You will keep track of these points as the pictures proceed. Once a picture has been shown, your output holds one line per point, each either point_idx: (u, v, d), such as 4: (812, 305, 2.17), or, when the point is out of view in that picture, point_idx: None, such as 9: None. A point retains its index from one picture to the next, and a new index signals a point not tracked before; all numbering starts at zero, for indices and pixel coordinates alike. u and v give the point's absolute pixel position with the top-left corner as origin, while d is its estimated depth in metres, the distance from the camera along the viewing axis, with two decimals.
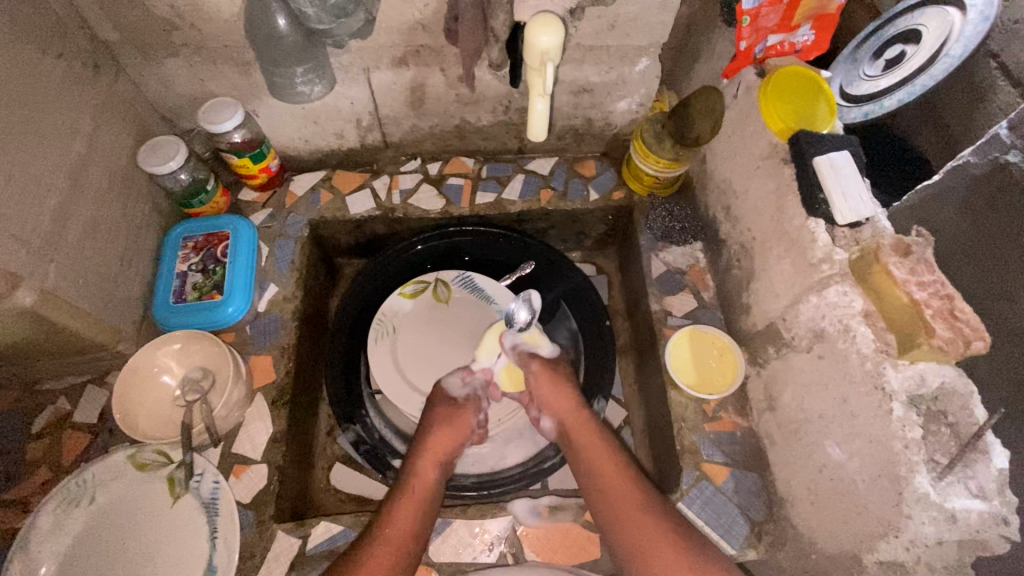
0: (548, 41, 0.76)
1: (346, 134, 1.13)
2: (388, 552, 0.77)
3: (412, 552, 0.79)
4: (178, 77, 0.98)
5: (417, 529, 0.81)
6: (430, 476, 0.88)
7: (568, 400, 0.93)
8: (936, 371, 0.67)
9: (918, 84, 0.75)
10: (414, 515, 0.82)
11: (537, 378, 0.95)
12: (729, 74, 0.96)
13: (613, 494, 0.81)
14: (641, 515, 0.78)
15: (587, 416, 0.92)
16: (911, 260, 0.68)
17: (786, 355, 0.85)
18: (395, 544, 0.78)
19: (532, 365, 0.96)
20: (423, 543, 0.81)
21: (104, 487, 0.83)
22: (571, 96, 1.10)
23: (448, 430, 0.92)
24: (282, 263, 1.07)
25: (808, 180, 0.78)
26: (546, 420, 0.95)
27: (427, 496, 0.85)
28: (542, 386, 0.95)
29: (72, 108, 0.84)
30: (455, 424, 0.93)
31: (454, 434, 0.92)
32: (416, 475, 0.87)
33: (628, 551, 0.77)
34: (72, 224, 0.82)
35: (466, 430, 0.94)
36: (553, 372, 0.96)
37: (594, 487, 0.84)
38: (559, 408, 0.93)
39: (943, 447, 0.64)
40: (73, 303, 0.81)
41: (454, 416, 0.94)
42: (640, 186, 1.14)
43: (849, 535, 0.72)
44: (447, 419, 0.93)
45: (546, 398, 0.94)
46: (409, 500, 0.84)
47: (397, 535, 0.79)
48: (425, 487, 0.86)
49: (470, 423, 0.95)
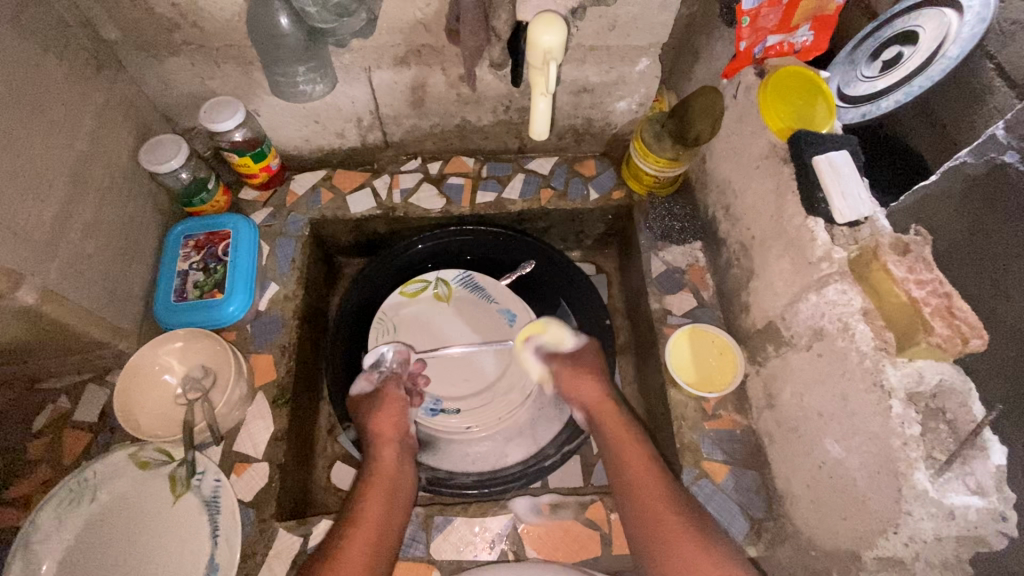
0: (550, 41, 0.77)
1: (347, 133, 1.13)
2: (359, 535, 0.76)
3: (386, 533, 0.78)
4: (180, 75, 0.98)
5: (385, 509, 0.80)
6: (389, 461, 0.88)
7: (598, 389, 0.93)
8: (935, 368, 0.67)
9: (915, 85, 0.76)
10: (379, 497, 0.81)
11: (563, 373, 0.96)
12: (728, 73, 0.97)
13: (637, 483, 0.80)
14: (656, 499, 0.78)
15: (612, 400, 0.93)
16: (910, 258, 0.69)
17: (785, 354, 0.86)
18: (367, 526, 0.78)
19: (555, 364, 0.97)
20: (397, 522, 0.80)
21: (105, 486, 0.83)
22: (571, 96, 1.10)
23: (387, 413, 0.92)
24: (283, 261, 1.07)
25: (807, 180, 0.79)
26: (576, 411, 0.96)
27: (387, 479, 0.85)
28: (567, 379, 0.95)
29: (74, 107, 0.84)
30: (390, 406, 0.93)
31: (391, 414, 0.92)
32: (373, 466, 0.87)
33: (648, 540, 0.76)
34: (74, 222, 0.82)
35: (402, 406, 0.94)
36: (580, 368, 0.96)
37: (619, 476, 0.83)
38: (588, 396, 0.94)
39: (942, 443, 0.65)
40: (75, 302, 0.82)
41: (387, 400, 0.94)
42: (639, 186, 1.14)
43: (847, 531, 0.72)
44: (378, 405, 0.93)
45: (574, 390, 0.95)
46: (372, 485, 0.83)
47: (365, 517, 0.78)
48: (386, 471, 0.86)
49: (405, 400, 0.95)
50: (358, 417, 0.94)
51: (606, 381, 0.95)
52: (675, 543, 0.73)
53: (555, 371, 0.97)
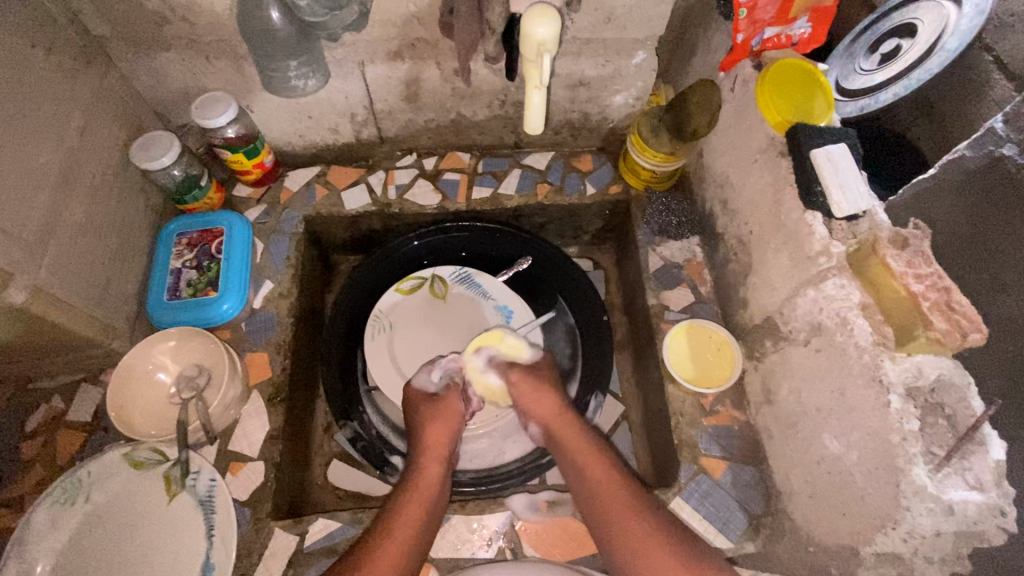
0: (545, 32, 0.75)
1: (341, 129, 1.12)
2: (396, 544, 0.75)
3: (417, 544, 0.77)
4: (171, 71, 0.97)
5: (423, 522, 0.79)
6: (434, 473, 0.86)
7: (552, 400, 0.92)
8: (933, 362, 0.67)
9: (913, 78, 0.75)
10: (420, 505, 0.81)
11: (518, 385, 0.94)
12: (726, 67, 0.96)
13: (588, 476, 0.83)
14: (610, 493, 0.79)
15: (570, 418, 0.92)
16: (908, 252, 0.68)
17: (784, 348, 0.85)
18: (402, 535, 0.76)
19: (512, 373, 0.95)
20: (429, 537, 0.79)
21: (99, 486, 0.82)
22: (567, 90, 1.09)
23: (443, 423, 0.91)
24: (278, 259, 1.06)
25: (805, 174, 0.78)
26: (532, 426, 0.95)
27: (430, 489, 0.84)
28: (522, 391, 0.94)
29: (63, 103, 0.83)
30: (447, 417, 0.92)
31: (447, 425, 0.91)
32: (423, 470, 0.86)
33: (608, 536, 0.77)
34: (64, 220, 0.81)
35: (458, 422, 0.93)
36: (535, 378, 0.95)
37: (589, 508, 0.81)
38: (542, 411, 0.92)
39: (941, 438, 0.65)
40: (66, 301, 0.81)
41: (446, 410, 0.93)
42: (636, 181, 1.13)
43: (846, 527, 0.72)
44: (438, 414, 0.92)
45: (526, 402, 0.93)
46: (415, 495, 0.82)
47: (403, 528, 0.77)
48: (432, 483, 0.85)
49: (462, 413, 0.94)
50: (413, 424, 0.93)
51: (559, 394, 0.94)
52: (658, 541, 0.73)
53: (509, 381, 0.96)
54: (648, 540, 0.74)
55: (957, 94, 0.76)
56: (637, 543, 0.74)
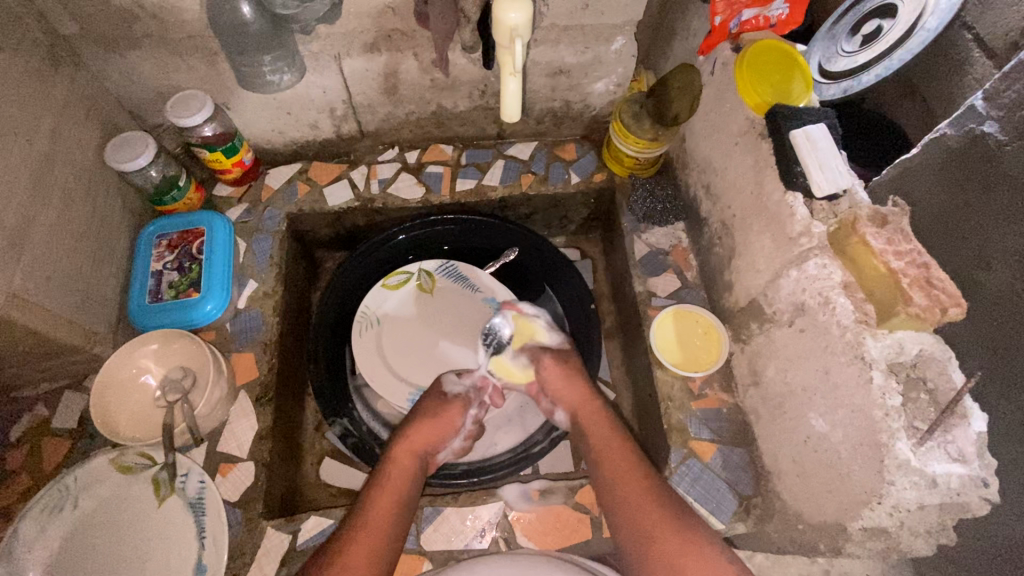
0: (516, 18, 0.74)
1: (321, 124, 1.11)
2: (369, 538, 0.74)
3: (390, 538, 0.76)
4: (143, 70, 0.96)
5: (394, 515, 0.78)
6: (404, 465, 0.85)
7: (582, 385, 0.92)
8: (915, 338, 0.67)
9: (896, 58, 0.74)
10: (388, 497, 0.79)
11: (548, 371, 0.94)
12: (704, 50, 0.96)
13: (609, 460, 0.83)
14: (626, 473, 0.80)
15: (600, 404, 0.92)
16: (888, 230, 0.69)
17: (769, 330, 0.86)
18: (374, 531, 0.75)
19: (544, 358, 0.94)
20: (402, 530, 0.78)
21: (87, 492, 0.82)
22: (547, 78, 1.09)
23: (426, 425, 0.89)
24: (261, 257, 1.05)
25: (784, 155, 0.79)
26: (560, 411, 0.95)
27: (401, 482, 0.82)
28: (551, 377, 0.93)
29: (30, 103, 0.81)
30: (437, 418, 0.91)
31: (436, 428, 0.90)
32: (395, 463, 0.85)
33: (619, 500, 0.79)
34: (37, 226, 0.80)
35: (448, 428, 0.91)
36: (563, 364, 0.94)
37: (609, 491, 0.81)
38: (570, 397, 0.92)
39: (922, 413, 0.66)
40: (44, 308, 0.80)
41: (441, 413, 0.91)
42: (620, 168, 1.13)
43: (834, 505, 0.73)
44: (432, 416, 0.91)
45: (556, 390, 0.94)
46: (386, 489, 0.81)
47: (377, 521, 0.76)
48: (401, 476, 0.83)
49: (455, 422, 0.92)
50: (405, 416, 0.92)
51: (587, 378, 0.94)
52: (662, 534, 0.73)
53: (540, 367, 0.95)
54: (656, 518, 0.74)
55: (939, 76, 0.74)
56: (649, 524, 0.74)
